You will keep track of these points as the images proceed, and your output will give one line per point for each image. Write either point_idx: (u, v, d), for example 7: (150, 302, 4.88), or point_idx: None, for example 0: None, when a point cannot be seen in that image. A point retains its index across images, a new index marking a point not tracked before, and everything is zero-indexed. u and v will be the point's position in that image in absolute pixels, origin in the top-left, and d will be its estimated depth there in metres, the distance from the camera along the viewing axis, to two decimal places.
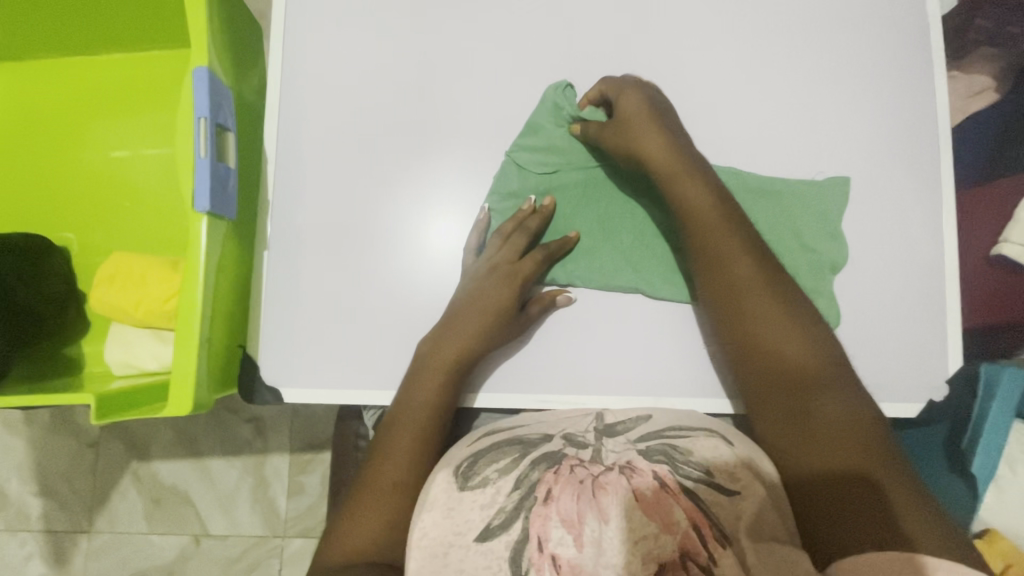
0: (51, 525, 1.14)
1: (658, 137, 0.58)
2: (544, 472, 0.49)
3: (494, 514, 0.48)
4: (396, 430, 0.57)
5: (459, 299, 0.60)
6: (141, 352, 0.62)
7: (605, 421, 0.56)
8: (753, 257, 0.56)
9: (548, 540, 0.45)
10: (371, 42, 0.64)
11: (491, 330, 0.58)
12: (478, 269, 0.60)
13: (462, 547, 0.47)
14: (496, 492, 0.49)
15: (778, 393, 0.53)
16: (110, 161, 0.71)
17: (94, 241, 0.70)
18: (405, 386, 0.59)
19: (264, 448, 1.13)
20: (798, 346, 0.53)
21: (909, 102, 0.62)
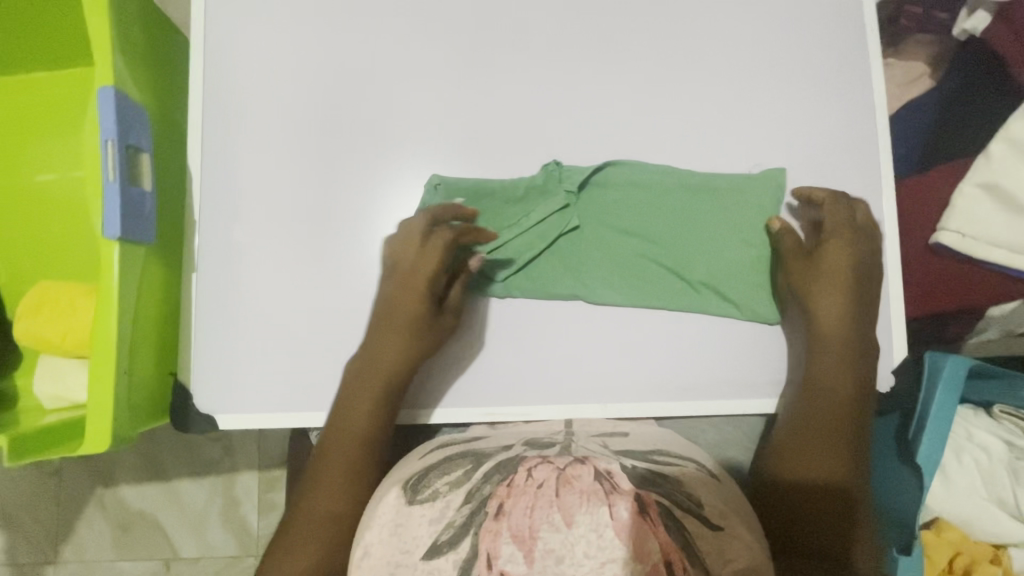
0: (16, 558, 1.11)
1: (846, 253, 0.57)
2: (495, 486, 0.49)
3: (443, 528, 0.47)
4: (329, 454, 0.55)
5: (382, 309, 0.58)
6: (71, 384, 0.60)
7: (573, 431, 0.56)
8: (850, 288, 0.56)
9: (497, 557, 0.44)
10: (298, 50, 0.62)
11: (418, 343, 0.57)
12: (399, 279, 0.57)
13: (409, 567, 0.46)
14: (445, 506, 0.49)
15: (830, 401, 0.55)
16: (33, 185, 0.68)
17: (21, 269, 0.68)
18: (337, 402, 0.57)
19: (233, 467, 1.11)
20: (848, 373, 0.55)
21: (846, 91, 0.61)
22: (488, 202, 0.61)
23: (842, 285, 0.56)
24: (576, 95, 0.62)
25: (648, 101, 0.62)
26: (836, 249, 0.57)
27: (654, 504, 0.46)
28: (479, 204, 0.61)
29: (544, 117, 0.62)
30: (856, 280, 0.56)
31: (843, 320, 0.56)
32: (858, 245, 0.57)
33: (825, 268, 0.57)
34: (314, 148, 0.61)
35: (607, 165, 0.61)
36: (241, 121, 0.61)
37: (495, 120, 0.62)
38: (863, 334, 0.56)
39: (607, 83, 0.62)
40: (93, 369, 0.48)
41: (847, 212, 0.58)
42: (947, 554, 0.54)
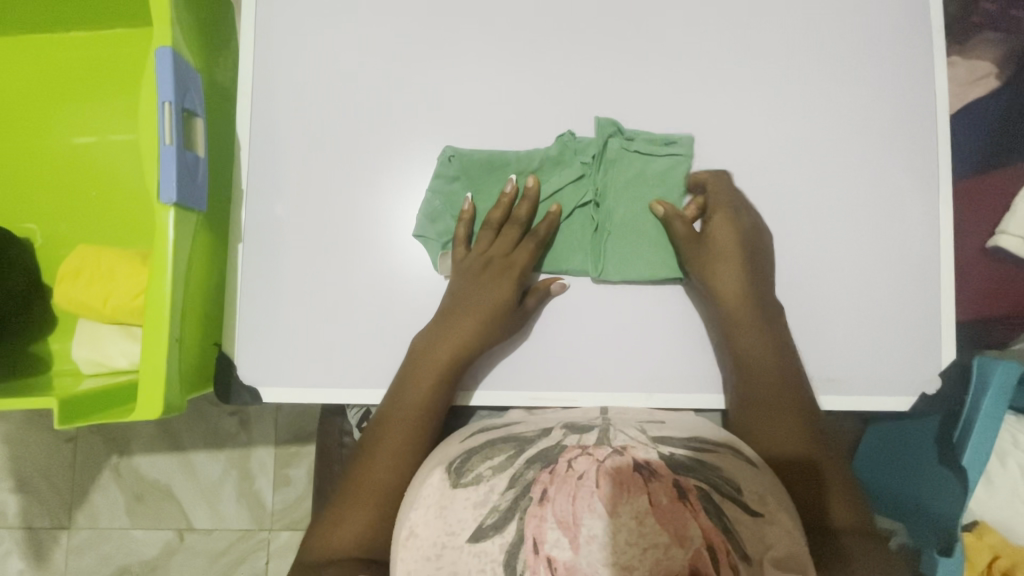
0: (29, 521, 1.12)
1: (732, 220, 0.58)
2: (539, 472, 0.48)
3: (488, 512, 0.47)
4: (394, 425, 0.56)
5: (453, 295, 0.58)
6: (111, 350, 0.59)
7: (610, 417, 0.56)
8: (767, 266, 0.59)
9: (543, 542, 0.44)
10: (352, 20, 0.61)
11: (488, 327, 0.57)
12: (471, 263, 0.59)
13: (455, 548, 0.46)
14: (490, 490, 0.48)
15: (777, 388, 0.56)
16: (74, 148, 0.67)
17: (59, 234, 0.67)
18: (401, 372, 0.57)
19: (248, 441, 1.11)
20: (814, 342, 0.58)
21: (908, 89, 0.60)
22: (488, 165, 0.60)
23: (733, 256, 0.57)
24: (634, 79, 0.61)
25: (706, 91, 0.61)
26: (723, 216, 0.58)
27: (696, 491, 0.45)
28: (492, 178, 0.61)
29: (601, 100, 0.61)
30: (745, 249, 0.58)
31: (743, 289, 0.57)
32: (743, 216, 0.58)
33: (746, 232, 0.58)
34: (364, 122, 0.60)
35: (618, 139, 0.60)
36: (289, 91, 0.60)
37: (550, 101, 0.61)
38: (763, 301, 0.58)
39: (665, 71, 0.61)
40: (145, 335, 0.47)
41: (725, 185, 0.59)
42: (987, 556, 0.56)
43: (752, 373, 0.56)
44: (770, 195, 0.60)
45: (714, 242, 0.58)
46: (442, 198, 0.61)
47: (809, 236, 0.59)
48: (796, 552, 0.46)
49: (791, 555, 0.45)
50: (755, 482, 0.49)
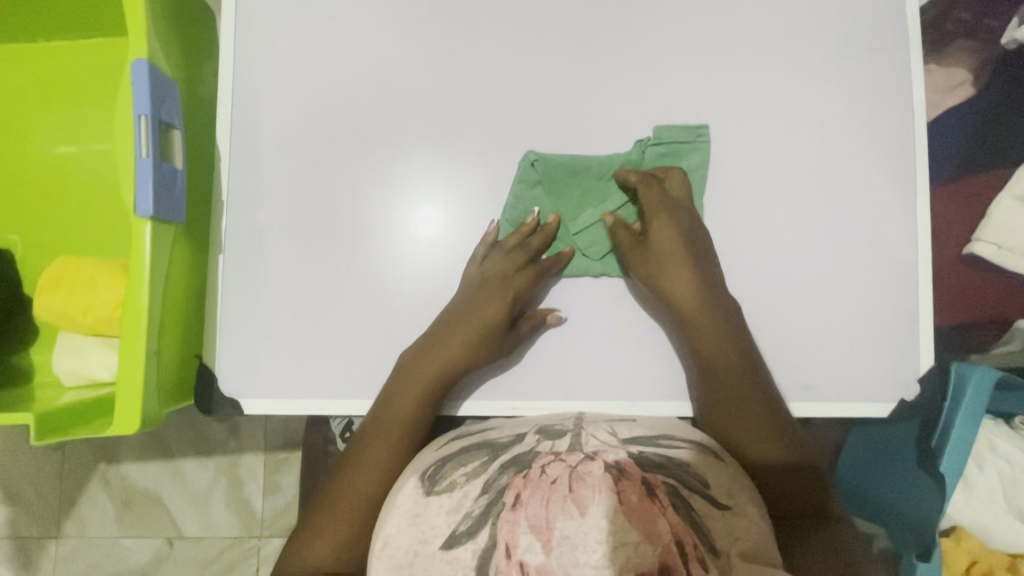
0: (17, 530, 1.11)
1: (670, 221, 0.59)
2: (512, 476, 0.49)
3: (461, 519, 0.47)
4: (379, 436, 0.56)
5: (450, 308, 0.58)
6: (92, 363, 0.59)
7: (584, 421, 0.55)
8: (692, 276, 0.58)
9: (515, 547, 0.44)
10: (332, 30, 0.61)
11: (480, 346, 0.57)
12: (472, 279, 0.59)
13: (427, 556, 0.46)
14: (464, 495, 0.49)
15: (726, 397, 0.55)
16: (54, 158, 0.67)
17: (39, 244, 0.67)
18: (393, 383, 0.57)
19: (238, 448, 1.11)
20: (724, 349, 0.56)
21: (886, 98, 0.60)
22: (472, 176, 0.61)
23: (679, 262, 0.58)
24: (614, 88, 0.61)
25: (685, 100, 0.61)
26: (661, 221, 0.59)
27: (664, 488, 0.46)
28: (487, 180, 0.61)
29: (582, 110, 0.61)
30: (688, 249, 0.58)
31: (692, 289, 0.58)
32: (681, 216, 0.59)
33: (655, 246, 0.59)
34: (344, 133, 0.60)
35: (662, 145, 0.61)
36: (270, 101, 0.60)
37: (532, 110, 0.61)
38: (717, 300, 0.58)
39: (645, 81, 0.61)
40: (124, 346, 0.47)
41: (658, 186, 0.60)
42: (966, 561, 0.57)
43: (712, 374, 0.56)
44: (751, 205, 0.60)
45: (655, 248, 0.59)
46: (428, 206, 0.60)
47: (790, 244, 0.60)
48: (766, 546, 0.46)
49: (758, 546, 0.46)
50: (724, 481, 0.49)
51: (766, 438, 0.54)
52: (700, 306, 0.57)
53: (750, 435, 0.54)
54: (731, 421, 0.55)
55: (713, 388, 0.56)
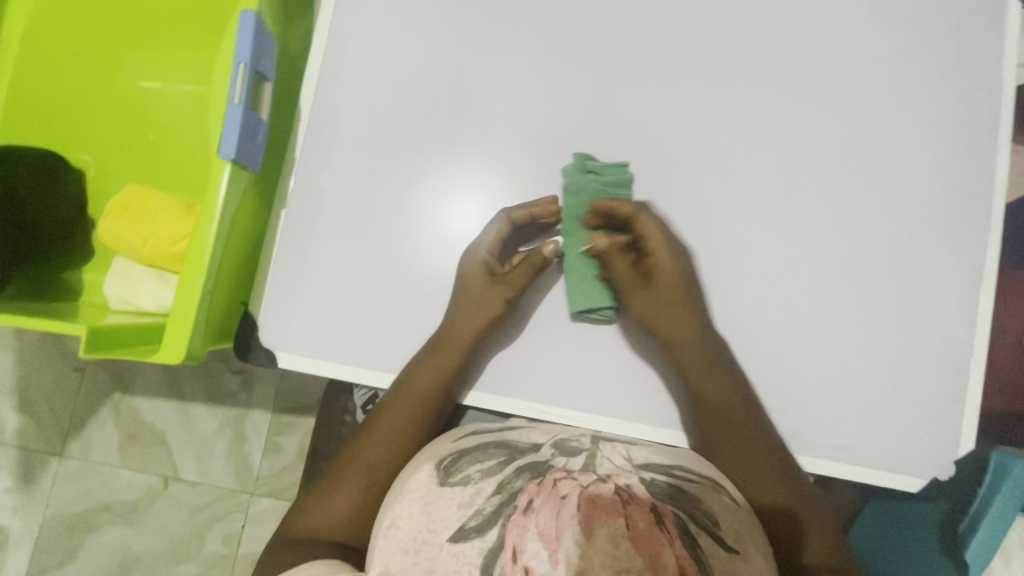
0: (25, 442, 1.14)
1: (671, 254, 0.58)
2: (527, 482, 0.48)
3: (471, 515, 0.47)
4: (383, 424, 0.57)
5: (456, 299, 0.58)
6: (141, 291, 0.61)
7: (600, 436, 0.57)
8: (690, 314, 0.58)
9: (522, 552, 0.44)
10: (430, 13, 0.62)
11: (471, 343, 0.58)
12: (478, 278, 0.58)
13: (434, 546, 0.46)
14: (476, 492, 0.48)
15: (731, 429, 0.55)
16: (141, 92, 0.69)
17: (109, 170, 0.69)
18: (405, 371, 0.58)
19: (248, 402, 1.13)
20: (714, 382, 0.56)
21: (969, 171, 0.59)
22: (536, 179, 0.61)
23: (678, 306, 0.58)
24: (693, 116, 0.61)
25: (763, 140, 0.60)
26: (660, 259, 0.58)
27: (673, 517, 0.45)
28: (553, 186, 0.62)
29: (656, 132, 0.61)
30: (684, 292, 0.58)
31: (692, 329, 0.58)
32: (677, 253, 0.58)
33: (659, 284, 0.58)
34: (421, 114, 0.61)
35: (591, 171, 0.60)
36: (357, 71, 0.62)
37: (606, 124, 0.61)
38: (712, 341, 0.58)
39: (726, 114, 0.61)
40: (181, 281, 0.48)
41: (657, 220, 0.58)
42: None
43: (731, 414, 0.56)
44: (810, 255, 0.59)
45: (657, 294, 0.58)
46: (486, 198, 0.61)
47: (846, 302, 0.59)
48: None
49: None
50: (742, 528, 0.48)
51: (766, 476, 0.54)
52: (688, 342, 0.57)
53: (751, 467, 0.54)
54: (728, 448, 0.55)
55: (707, 423, 0.56)
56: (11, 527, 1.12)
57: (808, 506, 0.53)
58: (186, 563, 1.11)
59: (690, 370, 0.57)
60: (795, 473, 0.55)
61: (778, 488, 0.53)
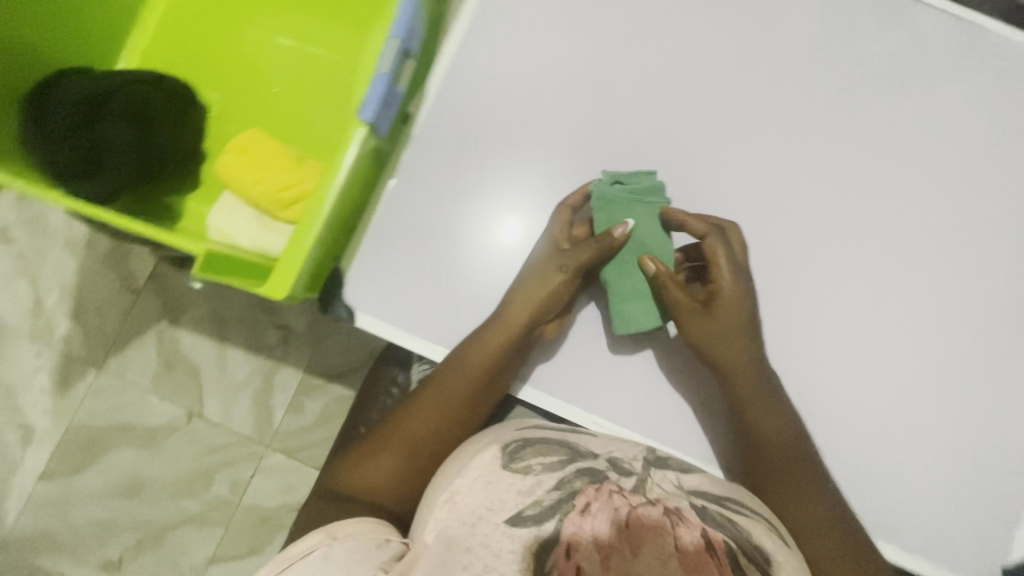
0: (68, 348, 1.17)
1: (733, 285, 0.61)
2: (585, 484, 0.49)
3: (529, 503, 0.48)
4: (429, 391, 0.59)
5: (519, 280, 0.62)
6: (240, 227, 0.64)
7: (657, 455, 0.56)
8: (749, 344, 0.61)
9: (575, 551, 0.45)
10: (562, 41, 0.68)
11: (528, 324, 0.60)
12: (542, 261, 0.61)
13: (490, 523, 0.48)
14: (536, 484, 0.49)
15: (779, 461, 0.60)
16: (274, 46, 0.74)
17: (230, 110, 0.74)
18: (457, 345, 0.61)
19: (283, 357, 1.17)
20: (767, 414, 0.60)
21: (1006, 291, 0.67)
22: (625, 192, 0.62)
23: (738, 334, 0.61)
24: (779, 186, 0.67)
25: (837, 222, 0.67)
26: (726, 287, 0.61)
27: (723, 545, 0.46)
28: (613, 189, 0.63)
29: (744, 191, 0.67)
30: (745, 321, 0.61)
31: (748, 360, 0.61)
32: (740, 286, 0.61)
33: (719, 313, 0.61)
34: (537, 127, 0.67)
35: (619, 181, 0.63)
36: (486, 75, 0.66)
37: (701, 177, 0.67)
38: (765, 371, 0.62)
39: (809, 192, 0.67)
40: (298, 225, 0.52)
41: (726, 243, 0.62)
42: None
43: (775, 448, 0.60)
44: (857, 332, 0.66)
45: (717, 317, 0.61)
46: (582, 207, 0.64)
47: (880, 382, 0.66)
48: None
49: None
50: (790, 571, 0.48)
51: (813, 509, 0.57)
52: (746, 371, 0.61)
53: (800, 498, 0.58)
54: (775, 480, 0.59)
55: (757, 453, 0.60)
56: (38, 427, 1.15)
57: (844, 542, 0.56)
58: (190, 500, 1.13)
59: (746, 399, 0.61)
60: (841, 514, 0.57)
61: (824, 523, 0.56)
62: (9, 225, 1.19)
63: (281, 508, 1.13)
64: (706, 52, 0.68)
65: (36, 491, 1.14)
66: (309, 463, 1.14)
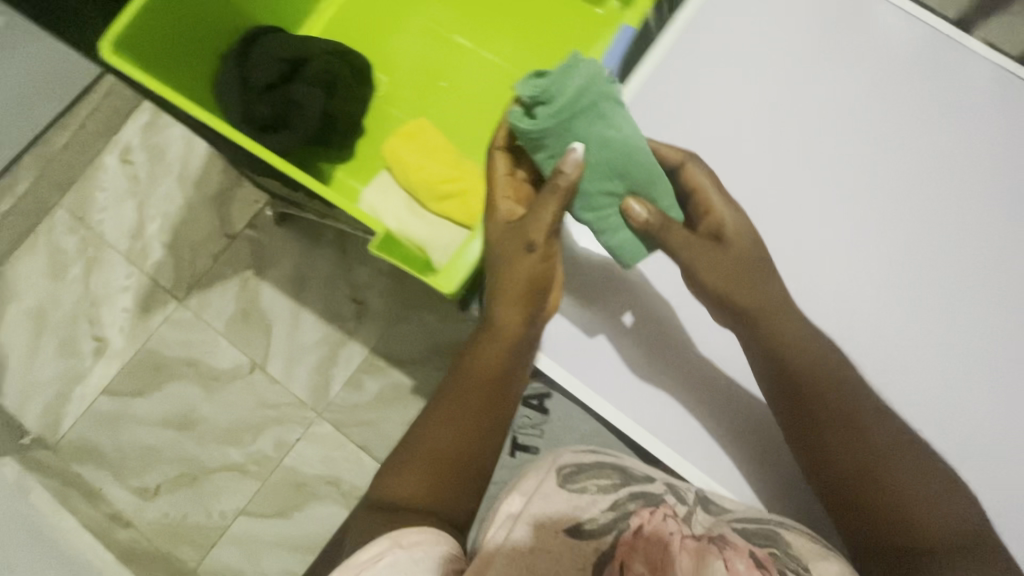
0: (157, 276, 1.22)
1: (738, 217, 0.63)
2: (640, 506, 0.55)
3: (586, 517, 0.53)
4: (447, 401, 0.61)
5: (498, 269, 0.61)
6: (391, 211, 0.73)
7: (702, 493, 0.62)
8: (825, 346, 0.61)
9: (630, 566, 0.49)
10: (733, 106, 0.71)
11: (512, 312, 0.61)
12: (505, 236, 0.61)
13: (550, 530, 0.52)
14: (593, 501, 0.55)
15: (899, 477, 0.54)
16: (451, 44, 0.80)
17: (397, 94, 0.80)
18: (466, 356, 0.64)
19: (353, 330, 1.18)
20: (882, 418, 0.58)
21: None
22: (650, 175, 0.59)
23: (785, 312, 0.61)
24: (920, 288, 0.67)
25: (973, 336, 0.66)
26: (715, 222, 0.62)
27: (772, 563, 0.51)
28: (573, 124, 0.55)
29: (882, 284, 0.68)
30: (750, 258, 0.62)
31: (824, 355, 0.60)
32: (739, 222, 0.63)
33: (733, 247, 0.62)
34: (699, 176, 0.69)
35: (538, 103, 0.55)
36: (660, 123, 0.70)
37: (841, 262, 0.68)
38: (860, 385, 0.59)
39: (949, 300, 0.67)
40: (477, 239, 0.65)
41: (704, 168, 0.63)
42: None
43: (889, 455, 0.56)
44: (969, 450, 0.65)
45: (721, 250, 0.61)
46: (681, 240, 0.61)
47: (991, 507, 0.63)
48: None
49: None
50: None
51: (954, 516, 0.53)
52: (831, 376, 0.59)
53: (932, 504, 0.53)
54: (905, 491, 0.54)
55: (882, 472, 0.55)
56: (111, 343, 1.19)
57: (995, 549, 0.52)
58: (235, 448, 1.16)
59: (845, 405, 0.58)
60: (969, 510, 0.54)
61: (962, 521, 0.53)
62: (131, 148, 1.24)
63: (318, 479, 1.14)
64: (869, 144, 0.70)
65: (96, 404, 1.18)
66: (355, 441, 1.15)
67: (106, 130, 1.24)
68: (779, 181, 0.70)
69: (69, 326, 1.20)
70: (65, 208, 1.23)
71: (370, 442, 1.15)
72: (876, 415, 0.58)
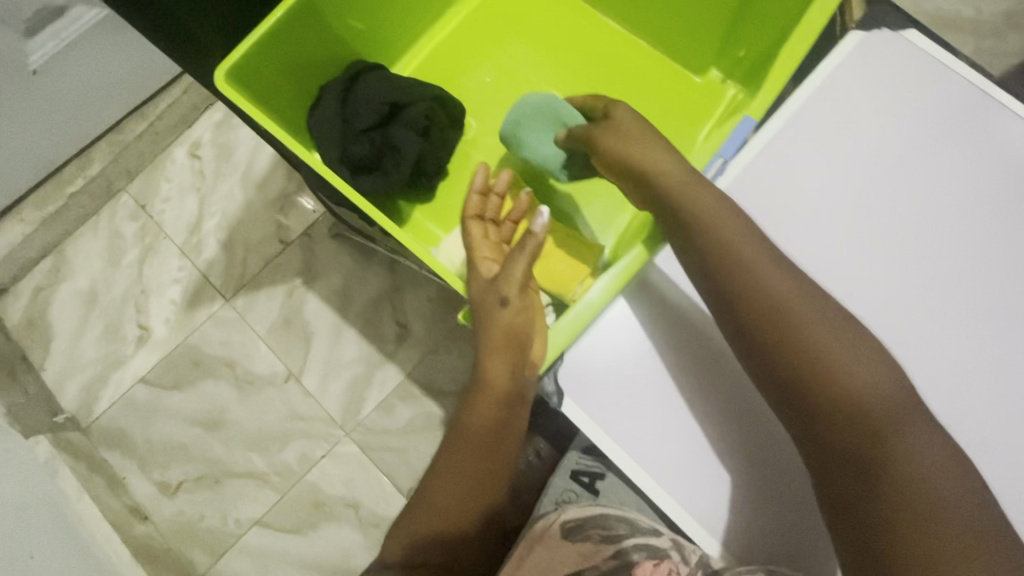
0: (208, 272, 1.23)
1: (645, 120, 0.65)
2: (643, 559, 0.62)
3: (589, 564, 0.64)
4: (443, 456, 0.61)
5: (481, 320, 0.59)
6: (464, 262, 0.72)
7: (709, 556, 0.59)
8: (754, 238, 0.55)
9: None
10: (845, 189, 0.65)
11: (500, 368, 0.57)
12: (489, 295, 0.59)
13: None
14: (597, 550, 0.66)
15: (817, 376, 0.50)
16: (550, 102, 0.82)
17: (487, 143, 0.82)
18: (458, 414, 0.62)
19: (392, 353, 1.17)
20: (777, 284, 0.53)
21: None
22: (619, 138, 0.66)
23: (758, 251, 0.55)
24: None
25: None
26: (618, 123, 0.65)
27: None
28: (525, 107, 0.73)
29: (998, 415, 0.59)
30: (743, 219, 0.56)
31: (728, 226, 0.55)
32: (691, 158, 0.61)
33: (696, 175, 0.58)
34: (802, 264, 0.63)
35: None
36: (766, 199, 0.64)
37: (954, 383, 0.60)
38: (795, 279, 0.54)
39: None
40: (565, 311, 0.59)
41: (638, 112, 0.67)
42: None
43: (831, 371, 0.50)
44: None
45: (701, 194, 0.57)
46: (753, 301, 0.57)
47: None
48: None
49: None
50: None
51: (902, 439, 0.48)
52: (757, 268, 0.54)
53: (866, 407, 0.48)
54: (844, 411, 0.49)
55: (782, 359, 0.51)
56: (155, 332, 1.21)
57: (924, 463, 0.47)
58: (260, 456, 1.15)
59: (755, 291, 0.53)
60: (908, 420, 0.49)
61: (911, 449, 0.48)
62: (202, 143, 1.27)
63: (337, 499, 1.13)
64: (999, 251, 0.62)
65: (132, 391, 1.19)
66: (379, 466, 1.13)
67: (181, 124, 1.26)
68: (896, 279, 0.62)
69: (116, 310, 1.22)
70: (130, 193, 1.26)
71: (394, 469, 1.13)
72: (856, 348, 0.50)
